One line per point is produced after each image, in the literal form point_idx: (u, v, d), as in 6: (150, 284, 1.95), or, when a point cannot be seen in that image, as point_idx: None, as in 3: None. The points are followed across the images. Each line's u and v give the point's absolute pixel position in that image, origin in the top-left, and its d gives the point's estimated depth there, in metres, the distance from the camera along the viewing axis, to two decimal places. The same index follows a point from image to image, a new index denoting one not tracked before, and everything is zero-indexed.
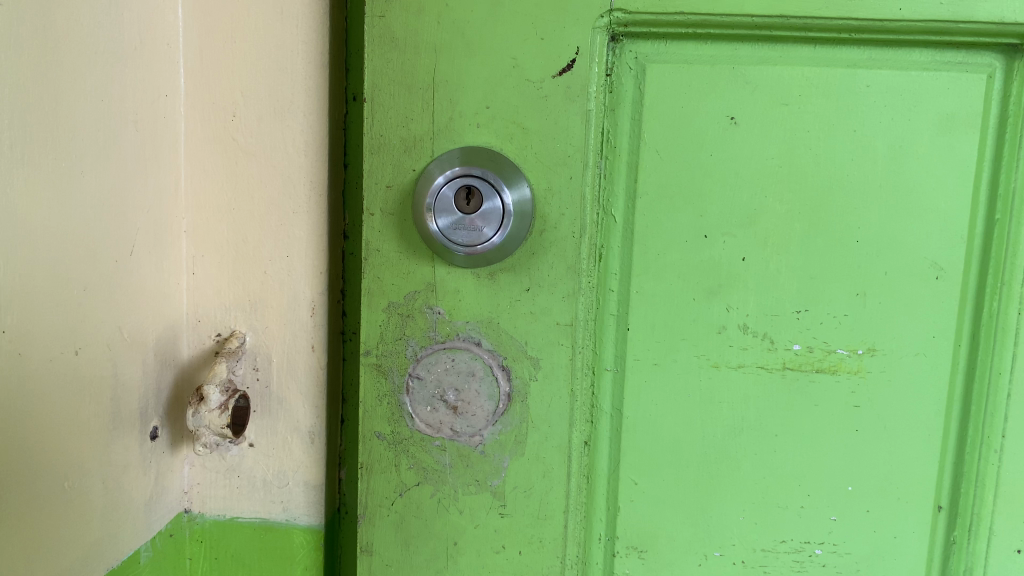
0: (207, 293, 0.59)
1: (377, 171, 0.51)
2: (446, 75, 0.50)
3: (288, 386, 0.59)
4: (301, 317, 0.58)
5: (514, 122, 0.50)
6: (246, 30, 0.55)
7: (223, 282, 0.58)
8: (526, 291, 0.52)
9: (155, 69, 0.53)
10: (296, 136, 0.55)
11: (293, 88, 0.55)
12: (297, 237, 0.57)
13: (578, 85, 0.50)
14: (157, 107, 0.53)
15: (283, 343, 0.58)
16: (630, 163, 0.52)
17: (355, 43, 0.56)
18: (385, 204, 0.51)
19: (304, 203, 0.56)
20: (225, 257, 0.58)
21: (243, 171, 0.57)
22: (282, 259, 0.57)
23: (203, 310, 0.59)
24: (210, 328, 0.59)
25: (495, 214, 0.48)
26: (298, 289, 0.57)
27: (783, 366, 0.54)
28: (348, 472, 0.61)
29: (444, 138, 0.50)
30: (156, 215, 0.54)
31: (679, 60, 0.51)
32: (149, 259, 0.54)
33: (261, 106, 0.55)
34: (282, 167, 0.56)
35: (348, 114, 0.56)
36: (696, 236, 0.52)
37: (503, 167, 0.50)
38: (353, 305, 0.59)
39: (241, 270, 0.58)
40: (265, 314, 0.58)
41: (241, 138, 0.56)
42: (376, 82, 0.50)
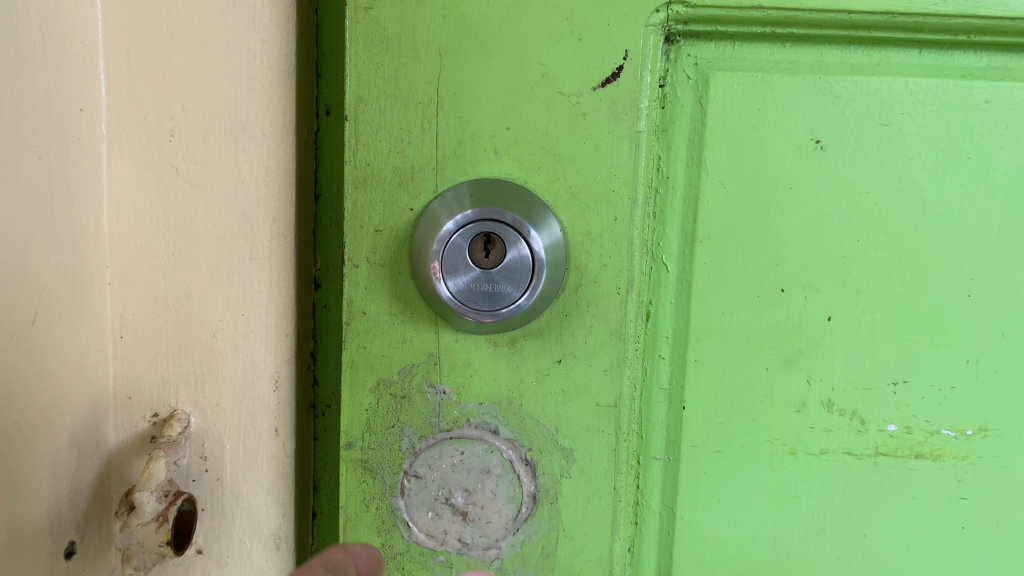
0: (139, 362, 0.46)
1: (363, 210, 0.39)
2: (453, 85, 0.38)
3: (246, 478, 0.46)
4: (262, 392, 0.45)
5: (542, 147, 0.38)
6: (185, 26, 0.42)
7: (160, 348, 0.46)
8: (557, 364, 0.40)
9: (64, 77, 0.40)
10: (253, 162, 0.43)
11: (249, 101, 0.42)
12: (255, 291, 0.44)
13: (625, 99, 0.38)
14: (67, 128, 0.41)
15: (238, 424, 0.46)
16: (687, 199, 0.41)
17: (328, 45, 0.46)
18: (374, 253, 0.39)
19: (263, 248, 0.44)
20: (161, 316, 0.45)
21: (185, 206, 0.44)
22: (236, 319, 0.45)
23: (133, 384, 0.46)
24: (143, 407, 0.46)
25: (523, 269, 0.36)
26: (257, 357, 0.45)
27: (875, 452, 0.43)
28: None
29: (450, 168, 0.38)
30: (68, 268, 0.42)
31: (752, 67, 0.40)
32: (61, 326, 0.41)
33: (208, 123, 0.43)
34: (235, 203, 0.43)
35: (318, 131, 0.46)
36: (771, 291, 0.41)
37: (530, 205, 0.38)
38: (326, 371, 0.48)
39: (183, 332, 0.45)
40: (215, 387, 0.46)
41: (182, 164, 0.44)
42: (362, 94, 0.38)
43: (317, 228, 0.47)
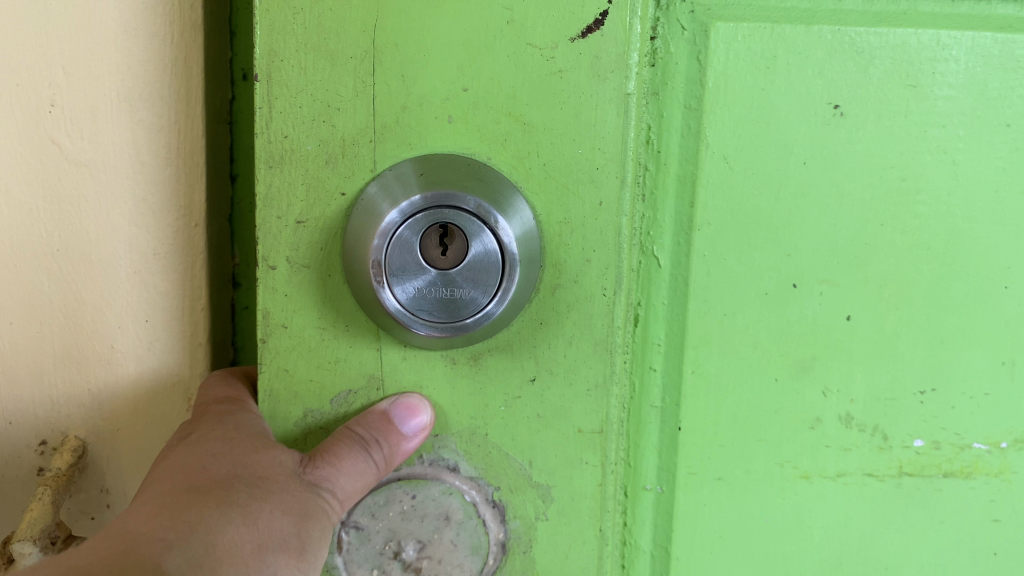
0: (18, 379, 0.37)
1: (280, 196, 0.30)
2: (394, 34, 0.29)
3: None
4: (174, 411, 0.38)
5: (508, 115, 0.30)
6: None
7: (42, 362, 0.37)
8: (531, 383, 0.32)
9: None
10: (159, 131, 0.35)
11: (152, 54, 0.34)
12: (165, 289, 0.36)
13: (611, 54, 0.30)
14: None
15: (147, 451, 0.38)
16: (683, 178, 0.33)
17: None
18: (295, 251, 0.30)
19: (174, 237, 0.36)
20: (41, 322, 0.36)
21: (67, 183, 0.35)
22: (139, 324, 0.36)
23: (11, 405, 0.37)
24: (25, 432, 0.37)
25: (490, 269, 0.29)
26: (169, 369, 0.37)
27: (898, 472, 0.37)
28: None
29: (393, 141, 0.30)
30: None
31: (760, 16, 0.32)
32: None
33: (93, 77, 0.34)
34: (128, 182, 0.35)
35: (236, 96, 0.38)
36: (781, 286, 0.34)
37: (494, 186, 0.30)
38: None
39: (70, 342, 0.36)
40: (113, 408, 0.37)
41: (60, 130, 0.34)
42: (276, 46, 0.29)
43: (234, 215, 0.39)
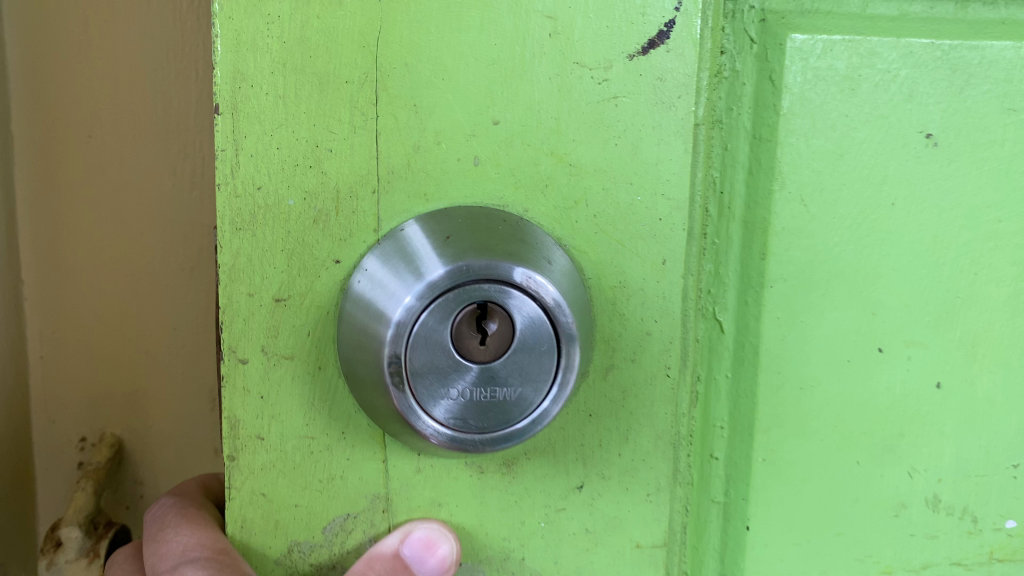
0: (64, 390, 0.42)
1: (252, 267, 0.22)
2: (403, 50, 0.22)
3: None
4: (200, 408, 0.43)
5: (549, 153, 0.24)
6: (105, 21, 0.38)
7: (87, 374, 0.42)
8: (578, 491, 0.25)
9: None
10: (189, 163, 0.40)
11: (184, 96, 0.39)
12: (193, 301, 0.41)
13: (679, 74, 0.24)
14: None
15: (175, 446, 0.43)
16: (752, 225, 0.27)
17: None
18: (273, 339, 0.23)
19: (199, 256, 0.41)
20: (87, 341, 0.42)
21: (111, 210, 0.40)
22: (172, 331, 0.42)
23: (57, 403, 0.43)
24: (70, 433, 0.43)
25: (543, 359, 0.22)
26: (195, 373, 0.42)
27: (989, 559, 0.31)
28: None
29: (403, 189, 0.23)
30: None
31: (841, 26, 0.26)
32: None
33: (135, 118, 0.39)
34: (161, 211, 0.40)
35: None
36: (864, 351, 0.28)
37: (537, 245, 0.23)
38: None
39: (112, 347, 0.42)
40: (148, 406, 0.43)
41: (106, 165, 0.40)
42: (242, 66, 0.22)
43: None
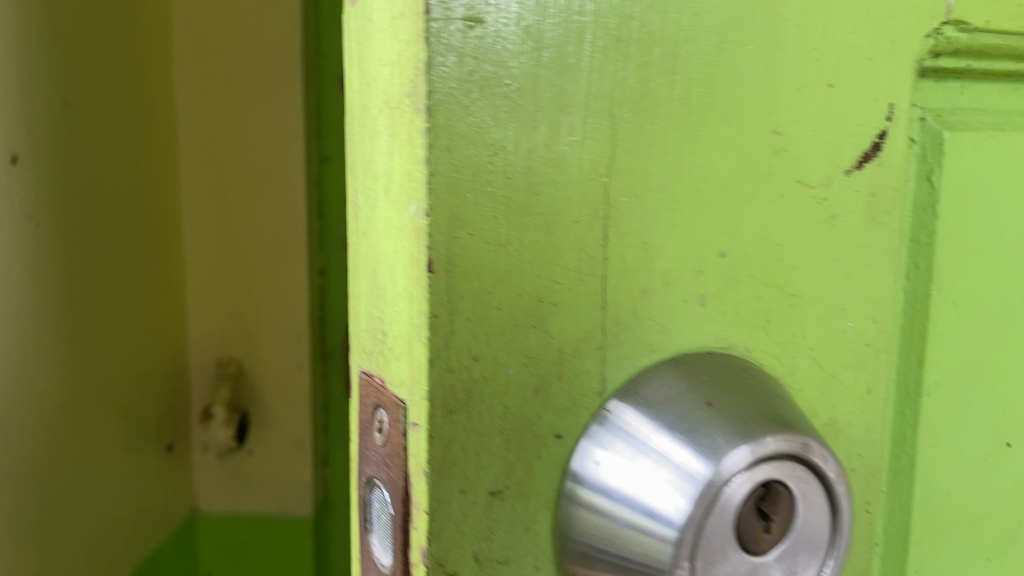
0: (203, 329, 0.63)
1: (470, 456, 0.18)
2: (632, 180, 0.18)
3: (279, 410, 0.64)
4: (290, 342, 0.64)
5: (775, 283, 0.21)
6: (249, 60, 0.60)
7: (216, 319, 0.63)
8: None
9: (123, 69, 0.52)
10: (292, 170, 0.61)
11: (290, 128, 0.61)
12: (295, 259, 0.63)
13: (890, 190, 0.22)
14: (163, 137, 0.57)
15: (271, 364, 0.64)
16: (912, 335, 0.25)
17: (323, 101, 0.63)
18: (487, 544, 0.18)
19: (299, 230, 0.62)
20: (215, 301, 0.63)
21: (235, 209, 0.62)
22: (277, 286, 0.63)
23: (199, 338, 0.63)
24: (206, 362, 0.63)
25: (812, 532, 0.19)
26: (294, 314, 0.63)
27: None
28: (330, 471, 0.68)
29: (632, 342, 0.19)
30: (127, 240, 0.53)
31: (990, 126, 0.26)
32: (118, 274, 0.52)
33: (261, 142, 0.61)
34: (277, 202, 0.62)
35: (319, 163, 0.63)
36: (998, 449, 0.28)
37: (777, 395, 0.20)
38: (325, 338, 0.66)
39: (230, 302, 0.63)
40: (257, 341, 0.63)
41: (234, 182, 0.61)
42: (463, 205, 0.17)
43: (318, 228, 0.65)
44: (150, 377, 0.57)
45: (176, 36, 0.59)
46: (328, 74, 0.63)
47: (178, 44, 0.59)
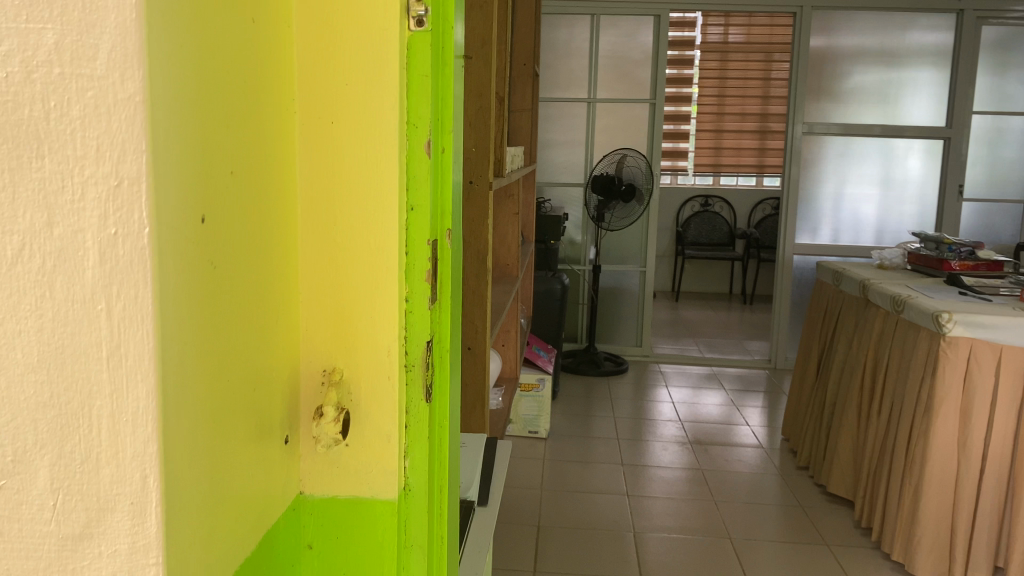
0: (312, 342, 0.75)
1: None
2: None
3: (373, 408, 0.75)
4: (384, 356, 0.74)
5: None
6: (356, 117, 0.72)
7: (324, 334, 0.75)
8: None
9: (257, 133, 0.64)
10: (388, 209, 0.73)
11: (388, 174, 0.72)
12: (387, 281, 0.74)
13: None
14: (283, 187, 0.70)
15: (368, 370, 0.75)
16: None
17: (415, 153, 0.75)
18: None
19: (393, 257, 0.73)
20: (325, 318, 0.74)
21: (342, 240, 0.73)
22: (372, 307, 0.74)
23: (311, 350, 0.75)
24: (316, 369, 0.75)
25: None
26: (387, 329, 0.74)
27: None
28: (410, 461, 0.78)
29: None
30: (255, 267, 0.65)
31: None
32: (250, 296, 0.64)
33: (366, 186, 0.73)
34: (376, 235, 0.73)
35: (410, 204, 0.75)
36: None
37: None
38: (412, 347, 0.76)
39: (335, 321, 0.74)
40: (356, 353, 0.75)
41: (342, 216, 0.73)
42: None
43: (409, 257, 0.75)
44: (270, 379, 0.69)
45: (300, 99, 0.73)
46: (417, 135, 0.75)
47: (297, 114, 0.73)
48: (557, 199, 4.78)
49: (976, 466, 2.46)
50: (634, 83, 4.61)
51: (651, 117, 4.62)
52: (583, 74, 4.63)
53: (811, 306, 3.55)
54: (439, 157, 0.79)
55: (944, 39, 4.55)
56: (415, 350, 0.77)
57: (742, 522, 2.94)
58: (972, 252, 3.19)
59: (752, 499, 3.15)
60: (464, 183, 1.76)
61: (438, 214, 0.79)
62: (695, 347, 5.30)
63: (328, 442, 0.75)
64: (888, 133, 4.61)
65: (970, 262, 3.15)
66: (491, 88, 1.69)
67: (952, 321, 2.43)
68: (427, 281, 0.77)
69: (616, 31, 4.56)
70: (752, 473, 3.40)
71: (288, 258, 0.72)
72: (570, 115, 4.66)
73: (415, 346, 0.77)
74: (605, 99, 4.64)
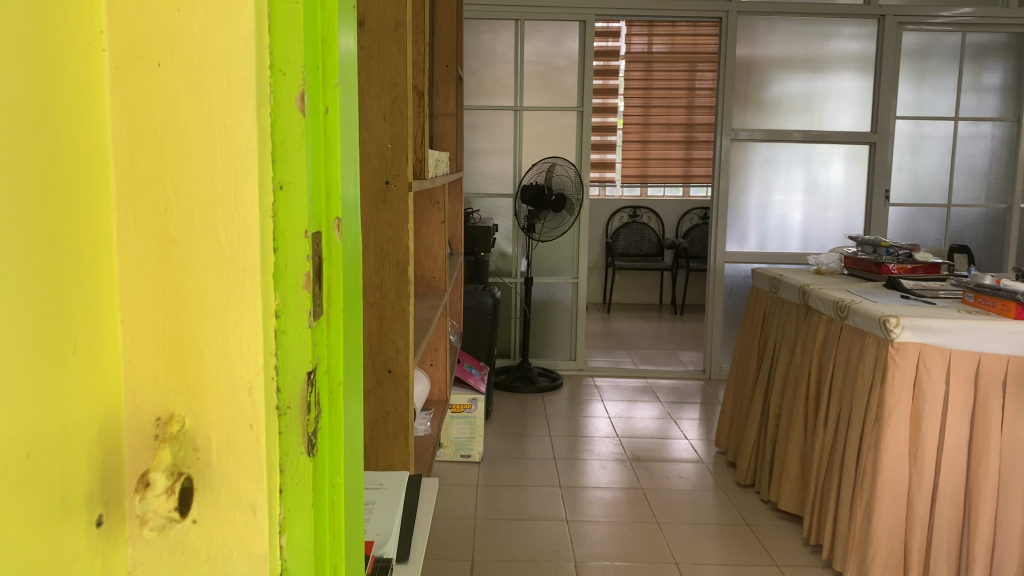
0: (140, 381, 0.53)
1: None
2: None
3: (229, 466, 0.53)
4: (242, 396, 0.53)
5: None
6: (192, 60, 0.51)
7: (158, 366, 0.53)
8: None
9: (30, 71, 0.43)
10: (243, 189, 0.52)
11: (242, 139, 0.51)
12: (243, 289, 0.52)
13: None
14: (81, 156, 0.48)
15: (221, 417, 0.53)
16: None
17: (282, 112, 0.53)
18: None
19: (251, 256, 0.52)
20: (158, 343, 0.53)
21: (177, 234, 0.52)
22: (221, 327, 0.53)
23: (136, 392, 0.53)
24: (146, 417, 0.53)
25: None
26: (246, 355, 0.53)
27: None
28: (287, 537, 0.56)
29: None
30: (27, 266, 0.43)
31: None
32: (20, 313, 0.43)
33: (212, 156, 0.51)
34: (227, 226, 0.52)
35: (278, 184, 0.53)
36: None
37: None
38: (285, 383, 0.55)
39: (169, 350, 0.53)
40: (203, 395, 0.53)
41: (175, 201, 0.52)
42: None
43: (279, 258, 0.54)
44: (68, 433, 0.47)
45: (112, 38, 0.50)
46: (286, 85, 0.54)
47: (109, 58, 0.50)
48: (487, 210, 4.59)
49: (928, 483, 2.36)
50: (561, 91, 4.47)
51: (579, 125, 4.47)
52: (509, 81, 4.46)
53: (748, 314, 3.43)
54: (320, 121, 0.58)
55: (866, 45, 4.52)
56: (291, 387, 0.56)
57: (687, 544, 2.77)
58: (910, 255, 3.11)
59: (694, 518, 2.99)
60: (380, 185, 1.54)
61: (321, 199, 0.59)
62: (629, 359, 5.16)
63: (162, 521, 0.52)
64: (809, 139, 4.56)
65: (908, 265, 3.06)
66: (407, 77, 1.49)
67: (900, 326, 2.31)
68: (305, 288, 0.56)
69: (542, 37, 4.42)
70: (693, 490, 3.25)
71: (94, 260, 0.50)
72: (496, 123, 4.48)
73: (290, 380, 0.55)
74: (532, 107, 4.47)
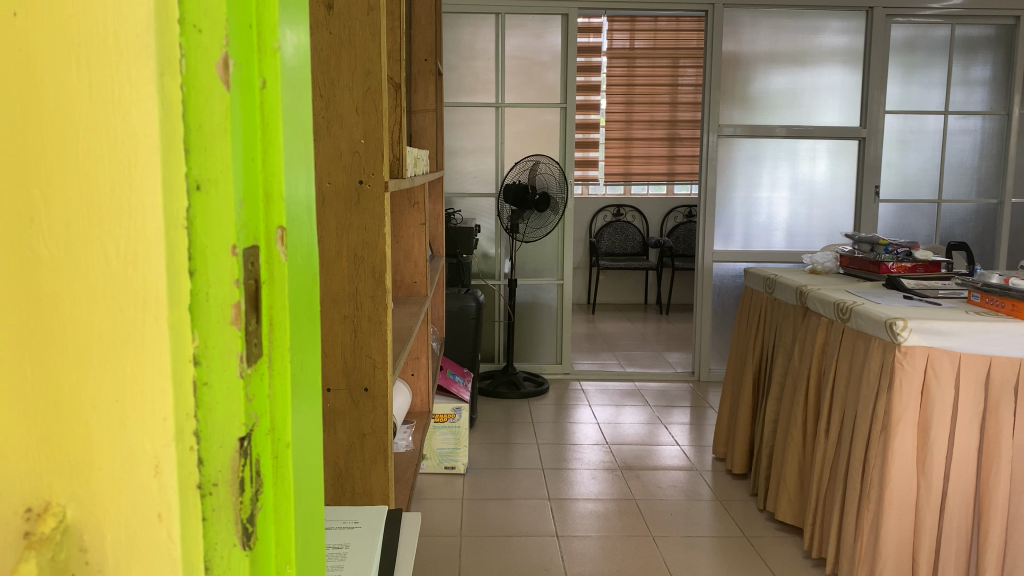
0: (8, 458, 0.44)
1: None
2: None
3: (125, 563, 0.44)
4: (142, 476, 0.43)
5: None
6: (70, 47, 0.40)
7: (31, 442, 0.43)
8: None
9: None
10: (135, 211, 0.41)
11: (135, 149, 0.41)
12: (136, 342, 0.42)
13: None
14: None
15: (111, 502, 0.43)
16: None
17: (195, 94, 0.42)
18: None
19: (150, 294, 0.42)
20: (29, 419, 0.43)
21: (46, 284, 0.42)
22: (108, 394, 0.42)
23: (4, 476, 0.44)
24: (15, 508, 0.44)
25: None
26: (145, 422, 0.43)
27: None
28: None
29: None
30: None
31: None
32: None
33: (98, 171, 0.41)
34: (116, 261, 0.41)
35: (193, 194, 0.42)
36: None
37: None
38: (207, 450, 0.44)
39: (46, 419, 0.43)
40: (92, 476, 0.43)
41: (44, 241, 0.42)
42: None
43: (195, 291, 0.43)
44: None
45: None
46: (202, 45, 0.42)
47: None
48: (468, 211, 4.44)
49: (937, 493, 2.24)
50: (543, 87, 4.33)
51: (562, 122, 4.34)
52: (489, 77, 4.31)
53: (743, 314, 3.30)
54: (255, 96, 0.46)
55: (852, 40, 4.41)
56: (216, 456, 0.45)
57: (683, 559, 2.64)
58: (909, 253, 2.99)
59: (689, 530, 2.86)
60: (353, 186, 1.39)
61: (256, 202, 0.46)
62: (615, 361, 5.02)
63: None
64: (794, 135, 4.45)
65: (907, 264, 2.95)
66: (381, 66, 1.34)
67: (908, 329, 2.19)
68: (234, 323, 0.45)
69: (524, 31, 4.27)
70: (686, 499, 3.12)
71: None
72: (477, 121, 4.33)
73: (215, 447, 0.45)
74: (514, 104, 4.33)
